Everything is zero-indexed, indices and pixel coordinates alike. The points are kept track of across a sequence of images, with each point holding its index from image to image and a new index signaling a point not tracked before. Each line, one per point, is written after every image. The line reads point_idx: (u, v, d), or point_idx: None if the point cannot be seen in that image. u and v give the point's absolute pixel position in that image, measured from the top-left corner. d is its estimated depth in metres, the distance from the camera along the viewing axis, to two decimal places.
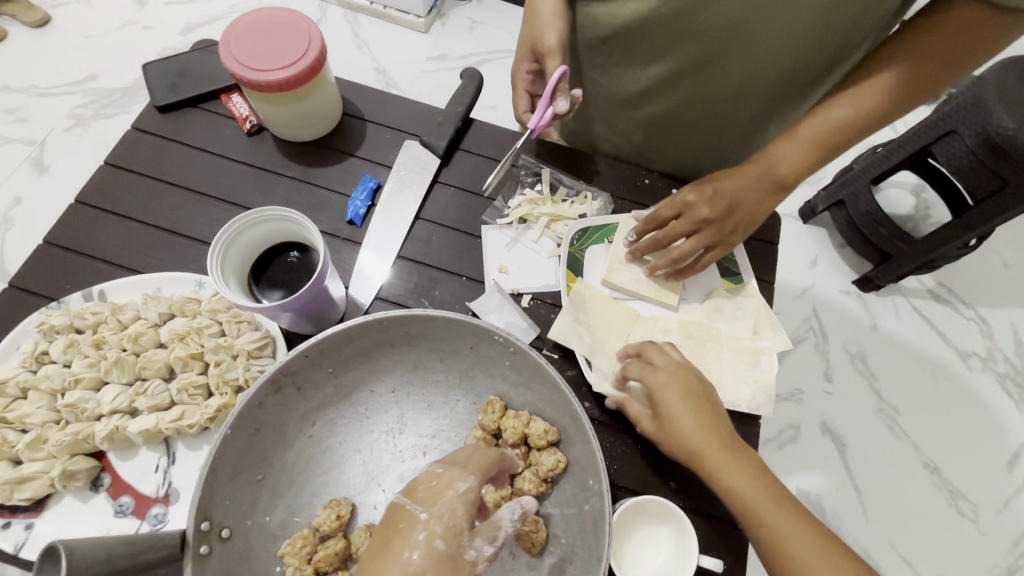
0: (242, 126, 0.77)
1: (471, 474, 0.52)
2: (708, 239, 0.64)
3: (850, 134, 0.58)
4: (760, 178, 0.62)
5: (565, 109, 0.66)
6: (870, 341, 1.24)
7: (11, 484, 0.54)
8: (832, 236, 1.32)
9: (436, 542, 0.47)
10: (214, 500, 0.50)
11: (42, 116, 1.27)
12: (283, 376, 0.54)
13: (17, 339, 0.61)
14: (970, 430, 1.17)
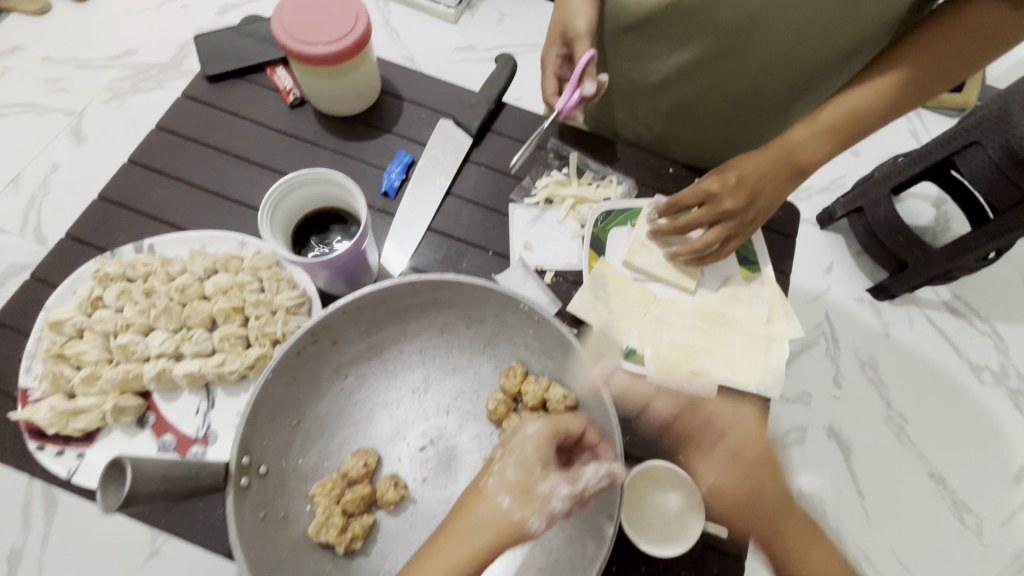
0: (286, 98, 0.81)
1: (544, 421, 0.53)
2: (729, 227, 0.68)
3: (865, 121, 0.62)
4: (780, 163, 0.66)
5: (592, 92, 0.69)
6: (882, 349, 1.25)
7: (67, 414, 0.58)
8: (848, 242, 1.33)
9: (506, 474, 0.50)
10: (255, 439, 0.53)
11: (81, 88, 1.31)
12: (321, 330, 0.58)
13: (75, 284, 0.65)
14: (976, 440, 1.19)
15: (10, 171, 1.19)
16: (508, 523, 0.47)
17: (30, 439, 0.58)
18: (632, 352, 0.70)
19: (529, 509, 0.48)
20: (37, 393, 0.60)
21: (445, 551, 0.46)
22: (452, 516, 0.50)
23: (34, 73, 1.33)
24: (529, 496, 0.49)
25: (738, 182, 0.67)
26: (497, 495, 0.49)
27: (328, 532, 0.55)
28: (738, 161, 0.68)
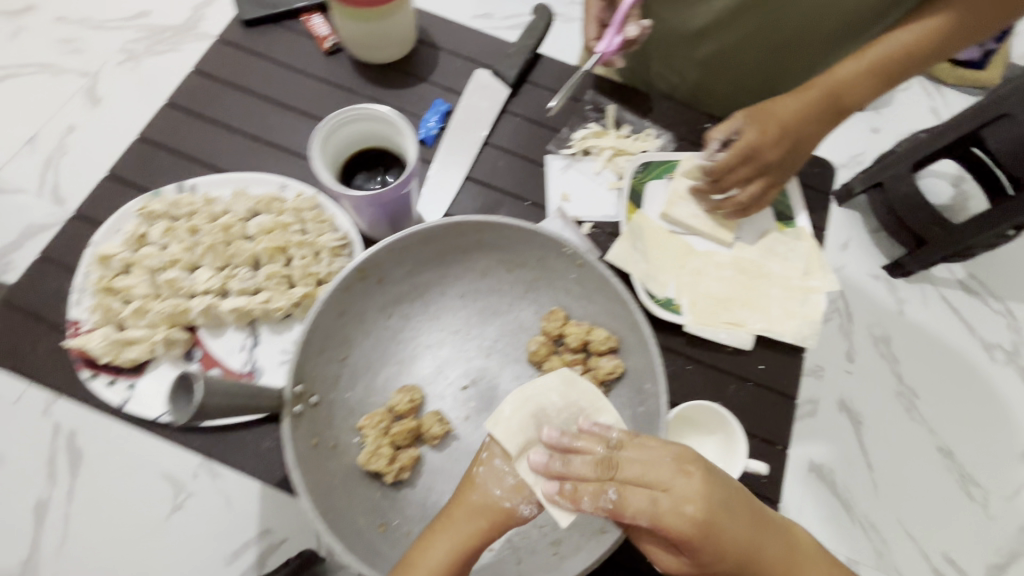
0: (322, 45, 0.80)
1: (556, 392, 0.54)
2: (768, 177, 0.67)
3: (913, 60, 0.60)
4: (823, 106, 0.63)
5: (635, 36, 0.68)
6: (895, 325, 1.18)
7: (119, 344, 0.59)
8: (866, 219, 1.25)
9: (495, 463, 0.51)
10: (306, 368, 0.54)
11: (97, 47, 1.23)
12: (369, 267, 0.58)
13: (120, 221, 0.66)
14: (985, 418, 1.15)
15: (26, 130, 1.16)
16: (498, 514, 0.49)
17: (83, 368, 0.60)
18: (669, 301, 0.70)
19: (516, 498, 0.50)
20: (88, 324, 0.61)
21: (448, 535, 0.48)
22: (446, 507, 0.51)
23: (46, 35, 1.24)
24: (522, 487, 0.50)
25: (779, 132, 0.64)
26: (489, 484, 0.50)
27: (378, 462, 0.56)
28: (773, 107, 0.65)
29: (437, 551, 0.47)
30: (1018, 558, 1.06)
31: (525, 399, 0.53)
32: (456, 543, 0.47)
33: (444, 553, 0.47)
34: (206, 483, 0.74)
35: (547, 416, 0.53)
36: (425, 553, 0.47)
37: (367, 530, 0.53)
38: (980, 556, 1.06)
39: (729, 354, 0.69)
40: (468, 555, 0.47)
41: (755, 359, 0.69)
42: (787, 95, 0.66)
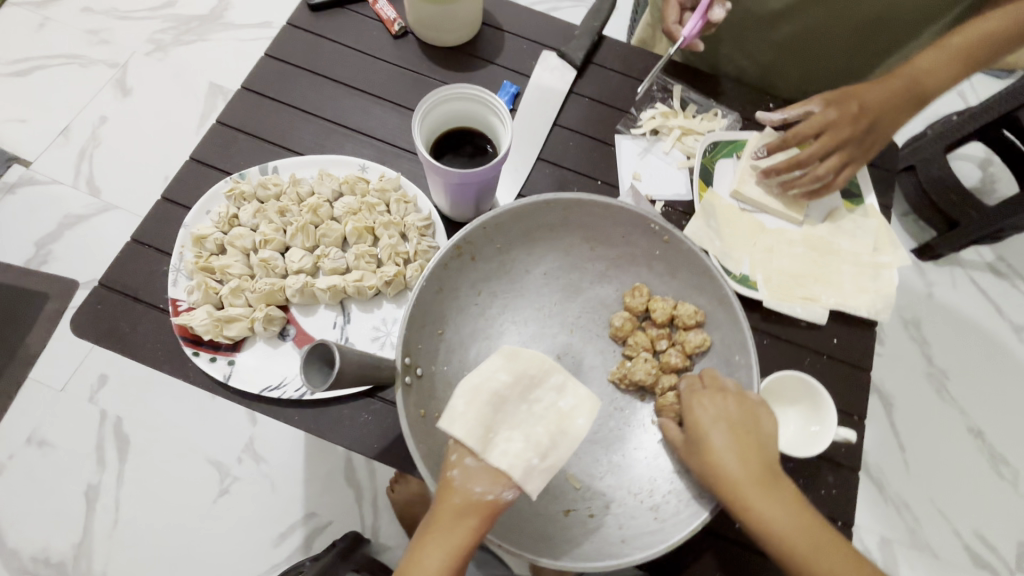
0: (390, 28, 0.81)
1: (503, 371, 0.55)
2: (850, 156, 0.70)
3: (992, 49, 0.64)
4: (904, 92, 0.67)
5: (720, 17, 0.71)
6: (925, 309, 1.20)
7: (221, 322, 0.61)
8: (897, 203, 1.27)
9: (467, 461, 0.51)
10: (412, 341, 0.56)
11: (124, 39, 1.24)
12: (465, 244, 0.60)
13: (210, 203, 0.67)
14: (1021, 398, 1.16)
15: (59, 122, 1.16)
16: (482, 510, 0.49)
17: (185, 345, 0.61)
18: (745, 278, 0.71)
19: (492, 487, 0.50)
20: (187, 303, 0.62)
21: (439, 539, 0.48)
22: (429, 513, 0.50)
23: (74, 25, 1.25)
24: (490, 466, 0.50)
25: (860, 111, 0.68)
26: (467, 483, 0.50)
27: None
28: (846, 90, 0.70)
29: (433, 554, 0.47)
30: None
31: (475, 390, 0.53)
32: (448, 544, 0.48)
33: (442, 555, 0.47)
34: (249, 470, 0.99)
35: (503, 399, 0.54)
36: (422, 555, 0.48)
37: None
38: (1012, 534, 1.07)
39: (803, 329, 0.70)
40: (462, 557, 0.48)
41: (829, 334, 0.71)
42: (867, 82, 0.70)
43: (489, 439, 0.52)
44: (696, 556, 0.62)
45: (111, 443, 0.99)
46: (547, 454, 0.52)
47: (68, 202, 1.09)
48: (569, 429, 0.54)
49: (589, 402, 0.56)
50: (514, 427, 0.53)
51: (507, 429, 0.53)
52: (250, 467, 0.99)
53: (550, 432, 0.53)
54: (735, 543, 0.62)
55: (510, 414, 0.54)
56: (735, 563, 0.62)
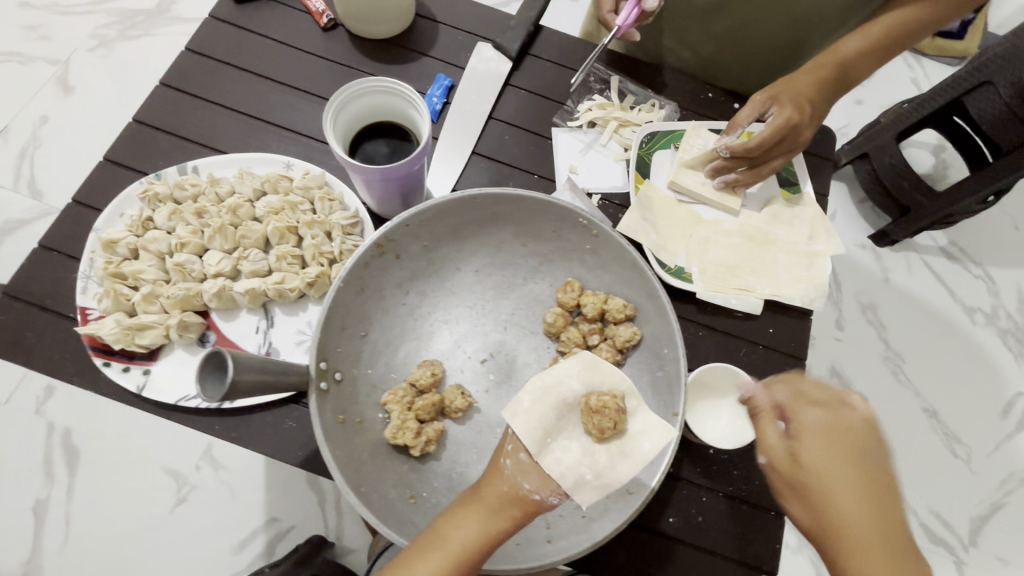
0: (318, 20, 0.78)
1: (577, 378, 0.54)
2: (791, 151, 0.70)
3: (906, 36, 0.67)
4: (833, 83, 0.68)
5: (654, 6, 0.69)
6: (883, 292, 1.19)
7: (131, 330, 0.58)
8: (852, 189, 1.27)
9: (522, 456, 0.50)
10: (329, 345, 0.55)
11: (65, 33, 1.14)
12: (387, 241, 0.58)
13: (123, 205, 0.64)
14: (968, 378, 1.15)
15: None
16: (525, 505, 0.48)
17: (95, 356, 0.59)
18: (680, 270, 0.71)
19: (540, 486, 0.49)
20: (97, 312, 0.60)
21: (476, 516, 0.47)
22: (473, 489, 0.50)
23: (10, 20, 1.16)
24: (542, 468, 0.50)
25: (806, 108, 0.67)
26: (517, 476, 0.49)
27: (405, 435, 0.56)
28: (792, 82, 0.68)
29: (467, 528, 0.47)
30: (1001, 508, 1.07)
31: (546, 390, 0.53)
32: (485, 523, 0.47)
33: (475, 532, 0.47)
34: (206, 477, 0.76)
35: (570, 408, 0.53)
36: (455, 525, 0.47)
37: (399, 502, 0.54)
38: (963, 510, 1.06)
39: (739, 319, 0.70)
40: (493, 542, 0.47)
41: (765, 324, 0.70)
42: (807, 73, 0.68)
43: (545, 443, 0.51)
44: (628, 550, 0.61)
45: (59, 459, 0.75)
46: (602, 471, 0.51)
47: (11, 205, 0.96)
48: (629, 449, 0.52)
49: (658, 428, 0.52)
50: (572, 437, 0.52)
51: (564, 437, 0.52)
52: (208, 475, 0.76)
53: (610, 452, 0.52)
54: (669, 537, 0.62)
55: (572, 423, 0.53)
56: (670, 557, 0.61)
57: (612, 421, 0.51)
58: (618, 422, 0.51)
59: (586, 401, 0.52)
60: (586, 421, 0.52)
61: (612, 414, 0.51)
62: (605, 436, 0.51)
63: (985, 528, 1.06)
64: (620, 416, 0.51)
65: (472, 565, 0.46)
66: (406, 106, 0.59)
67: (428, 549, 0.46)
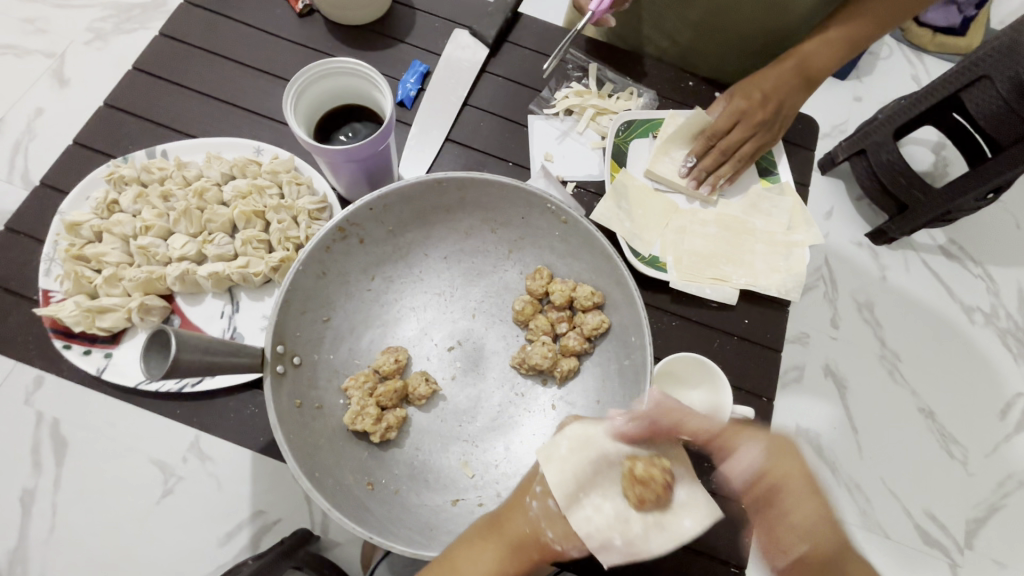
0: (294, 6, 0.77)
1: (622, 439, 0.48)
2: (762, 139, 0.71)
3: (867, 35, 0.68)
4: (795, 77, 0.70)
5: None
6: (878, 292, 1.12)
7: (92, 313, 0.58)
8: (849, 187, 1.17)
9: (550, 501, 0.47)
10: (287, 329, 0.54)
11: (62, 27, 1.09)
12: (350, 225, 0.57)
13: (90, 188, 0.64)
14: (966, 378, 1.09)
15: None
16: (545, 550, 0.46)
17: (56, 338, 0.59)
18: (654, 259, 0.70)
19: (564, 536, 0.46)
20: (59, 294, 0.59)
21: (494, 553, 0.46)
22: (491, 522, 0.48)
23: (10, 13, 1.12)
24: (569, 524, 0.45)
25: (765, 96, 0.70)
26: (543, 521, 0.46)
27: (364, 421, 0.55)
28: (754, 80, 0.71)
29: (483, 564, 0.45)
30: (996, 512, 1.02)
31: (588, 446, 0.47)
32: (501, 559, 0.46)
33: (491, 569, 0.45)
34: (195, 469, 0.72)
35: (608, 466, 0.46)
36: (470, 559, 0.45)
37: (356, 488, 0.53)
38: (959, 512, 1.01)
39: (714, 309, 0.69)
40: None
41: (741, 315, 0.69)
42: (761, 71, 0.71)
43: (576, 498, 0.45)
44: None
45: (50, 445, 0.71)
46: (634, 540, 0.44)
47: (3, 196, 0.92)
48: (668, 523, 0.45)
49: (704, 502, 0.46)
50: (605, 495, 0.45)
51: (598, 495, 0.45)
52: (196, 467, 0.72)
53: (645, 522, 0.45)
54: None
55: (607, 481, 0.46)
56: None
57: (657, 495, 0.44)
58: (663, 497, 0.45)
59: (629, 465, 0.46)
60: (625, 486, 0.46)
61: (658, 487, 0.45)
62: (645, 506, 0.45)
63: (981, 532, 1.01)
64: (666, 488, 0.45)
65: None
66: (369, 88, 0.59)
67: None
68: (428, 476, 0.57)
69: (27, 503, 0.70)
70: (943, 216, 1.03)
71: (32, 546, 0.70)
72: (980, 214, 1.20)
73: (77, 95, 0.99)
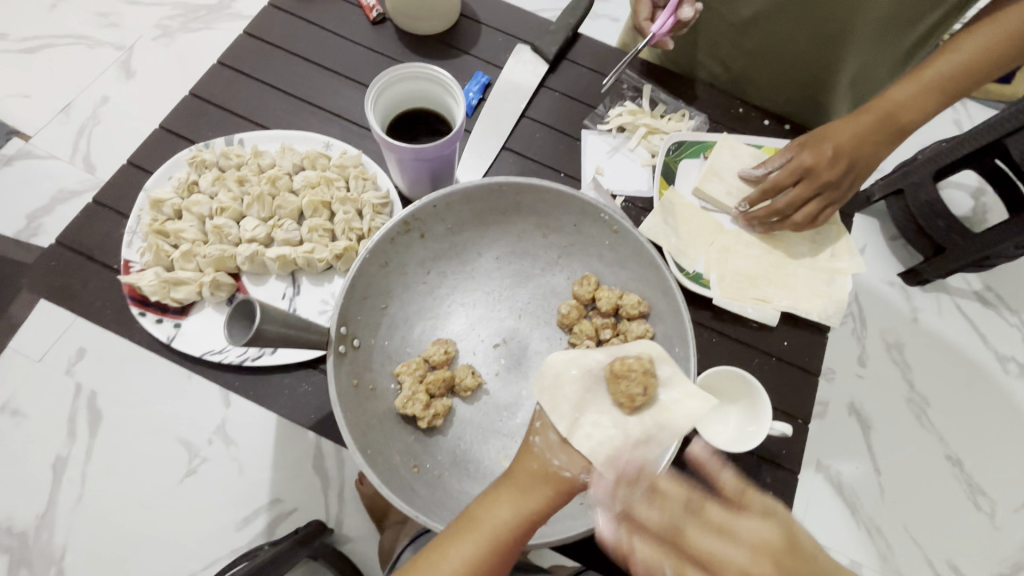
0: (368, 14, 0.82)
1: (602, 350, 0.52)
2: (826, 199, 0.68)
3: (972, 76, 0.60)
4: (879, 129, 0.64)
5: (689, 17, 0.71)
6: (910, 332, 1.11)
7: (168, 284, 0.62)
8: (885, 225, 1.17)
9: (551, 434, 0.48)
10: (350, 312, 0.57)
11: (133, 23, 1.16)
12: (414, 220, 0.60)
13: (172, 169, 0.69)
14: (998, 429, 1.07)
15: (60, 101, 1.07)
16: (557, 482, 0.46)
17: (132, 305, 0.63)
18: (698, 276, 0.72)
19: (572, 462, 0.47)
20: (139, 264, 0.64)
21: (508, 498, 0.46)
22: (507, 469, 0.49)
23: (86, 7, 1.19)
24: (571, 445, 0.47)
25: (836, 153, 0.65)
26: (547, 454, 0.47)
27: (414, 406, 0.58)
28: (828, 132, 0.66)
29: (502, 510, 0.45)
30: None
31: (570, 363, 0.51)
32: (519, 503, 0.46)
33: (512, 514, 0.45)
34: (221, 451, 0.74)
35: (596, 379, 0.51)
36: (489, 507, 0.46)
37: (403, 469, 0.55)
38: (983, 566, 0.99)
39: (753, 329, 0.71)
40: (529, 522, 0.46)
41: (780, 337, 0.70)
42: (840, 120, 0.66)
43: (576, 420, 0.48)
44: None
45: (91, 417, 0.74)
46: (634, 441, 0.48)
47: (64, 176, 0.98)
48: (666, 420, 0.49)
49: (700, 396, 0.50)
50: (602, 410, 0.49)
51: (594, 413, 0.49)
52: (227, 448, 0.73)
53: (645, 425, 0.48)
54: None
55: (600, 397, 0.50)
56: None
57: (640, 387, 0.48)
58: (646, 387, 0.48)
59: (610, 366, 0.50)
60: (613, 391, 0.49)
61: (640, 378, 0.48)
62: (636, 404, 0.48)
63: None
64: (649, 381, 0.48)
65: (508, 547, 0.45)
66: (443, 96, 0.63)
67: (462, 531, 0.45)
68: (469, 465, 0.59)
69: (59, 470, 0.74)
70: (980, 262, 1.02)
71: (71, 506, 0.73)
72: (1021, 263, 1.19)
73: (140, 85, 1.05)
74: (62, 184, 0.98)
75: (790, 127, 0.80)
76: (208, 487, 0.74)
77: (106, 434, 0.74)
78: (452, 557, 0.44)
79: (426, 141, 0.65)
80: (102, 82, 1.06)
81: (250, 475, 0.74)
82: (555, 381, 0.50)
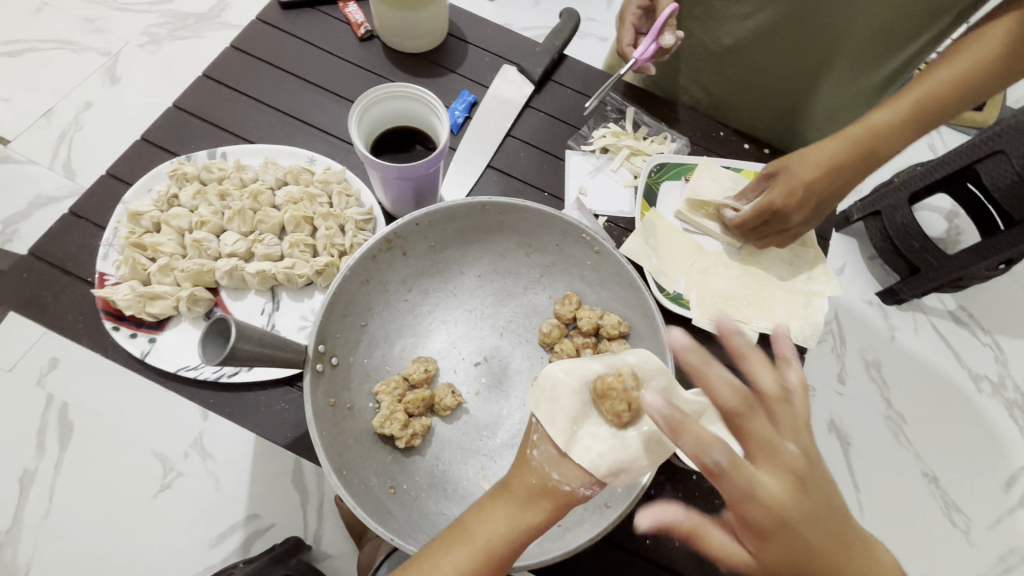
0: (356, 31, 0.83)
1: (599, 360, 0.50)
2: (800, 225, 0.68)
3: (952, 102, 0.58)
4: (857, 158, 0.61)
5: (670, 44, 0.72)
6: (887, 351, 1.13)
7: (144, 299, 0.61)
8: (861, 246, 1.20)
9: (550, 446, 0.47)
10: (329, 330, 0.56)
11: (120, 29, 1.16)
12: (396, 237, 0.60)
13: (152, 181, 0.68)
14: (971, 446, 1.09)
15: (44, 106, 1.05)
16: (556, 495, 0.45)
17: (106, 319, 0.62)
18: (678, 296, 0.73)
19: (573, 475, 0.45)
20: (115, 277, 0.63)
21: (505, 510, 0.45)
22: (504, 481, 0.48)
23: (72, 12, 1.18)
24: (570, 458, 0.45)
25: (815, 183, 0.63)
26: (547, 466, 0.46)
27: (392, 425, 0.57)
28: (805, 159, 0.64)
29: (495, 522, 0.45)
30: None
31: (566, 377, 0.48)
32: (515, 516, 0.45)
33: (505, 527, 0.44)
34: (195, 466, 0.71)
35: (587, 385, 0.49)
36: (484, 520, 0.45)
37: (379, 490, 0.54)
38: None
39: (733, 350, 0.71)
40: (524, 537, 0.44)
41: None
42: (818, 146, 0.63)
43: (573, 433, 0.46)
44: (602, 568, 0.61)
45: (56, 430, 0.72)
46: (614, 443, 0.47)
47: (42, 182, 0.96)
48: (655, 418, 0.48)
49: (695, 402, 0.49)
50: (601, 419, 0.47)
51: (592, 423, 0.47)
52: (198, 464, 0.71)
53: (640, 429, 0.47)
54: (644, 558, 0.61)
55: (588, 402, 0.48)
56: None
57: (625, 404, 0.46)
58: (632, 402, 0.46)
59: (593, 385, 0.48)
60: (601, 408, 0.47)
61: (622, 394, 0.46)
62: (624, 420, 0.46)
63: None
64: (633, 396, 0.46)
65: (502, 560, 0.44)
66: (427, 117, 0.64)
67: (454, 541, 0.44)
68: (447, 486, 0.58)
69: (26, 484, 0.72)
70: (953, 282, 1.04)
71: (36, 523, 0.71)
72: (991, 284, 1.23)
73: (124, 93, 1.03)
74: (38, 189, 0.96)
75: (768, 152, 0.82)
76: (180, 502, 0.72)
77: (74, 448, 0.72)
78: (444, 566, 0.43)
79: (413, 159, 0.65)
80: (86, 87, 1.04)
81: (224, 491, 0.71)
82: (551, 394, 0.48)
